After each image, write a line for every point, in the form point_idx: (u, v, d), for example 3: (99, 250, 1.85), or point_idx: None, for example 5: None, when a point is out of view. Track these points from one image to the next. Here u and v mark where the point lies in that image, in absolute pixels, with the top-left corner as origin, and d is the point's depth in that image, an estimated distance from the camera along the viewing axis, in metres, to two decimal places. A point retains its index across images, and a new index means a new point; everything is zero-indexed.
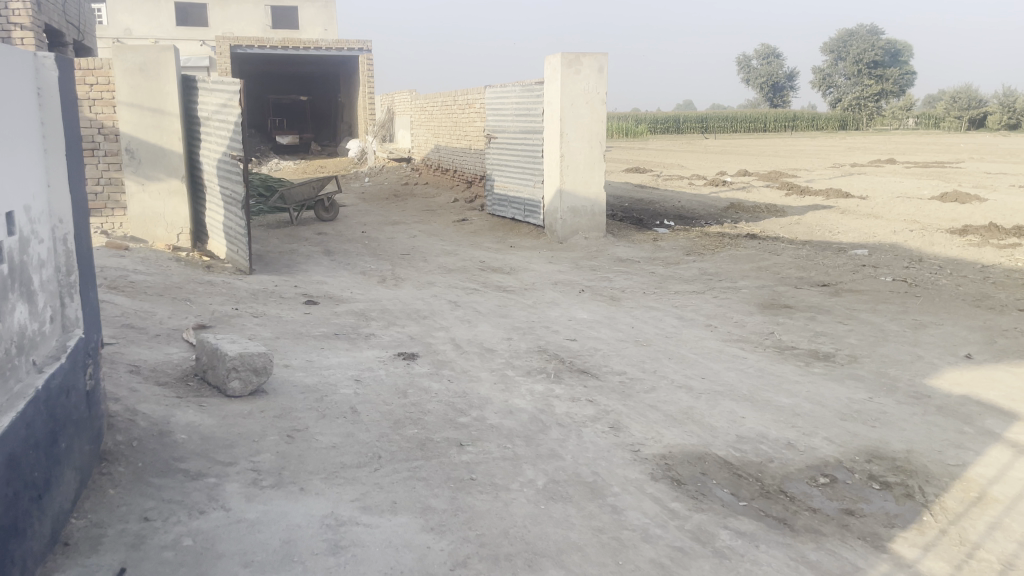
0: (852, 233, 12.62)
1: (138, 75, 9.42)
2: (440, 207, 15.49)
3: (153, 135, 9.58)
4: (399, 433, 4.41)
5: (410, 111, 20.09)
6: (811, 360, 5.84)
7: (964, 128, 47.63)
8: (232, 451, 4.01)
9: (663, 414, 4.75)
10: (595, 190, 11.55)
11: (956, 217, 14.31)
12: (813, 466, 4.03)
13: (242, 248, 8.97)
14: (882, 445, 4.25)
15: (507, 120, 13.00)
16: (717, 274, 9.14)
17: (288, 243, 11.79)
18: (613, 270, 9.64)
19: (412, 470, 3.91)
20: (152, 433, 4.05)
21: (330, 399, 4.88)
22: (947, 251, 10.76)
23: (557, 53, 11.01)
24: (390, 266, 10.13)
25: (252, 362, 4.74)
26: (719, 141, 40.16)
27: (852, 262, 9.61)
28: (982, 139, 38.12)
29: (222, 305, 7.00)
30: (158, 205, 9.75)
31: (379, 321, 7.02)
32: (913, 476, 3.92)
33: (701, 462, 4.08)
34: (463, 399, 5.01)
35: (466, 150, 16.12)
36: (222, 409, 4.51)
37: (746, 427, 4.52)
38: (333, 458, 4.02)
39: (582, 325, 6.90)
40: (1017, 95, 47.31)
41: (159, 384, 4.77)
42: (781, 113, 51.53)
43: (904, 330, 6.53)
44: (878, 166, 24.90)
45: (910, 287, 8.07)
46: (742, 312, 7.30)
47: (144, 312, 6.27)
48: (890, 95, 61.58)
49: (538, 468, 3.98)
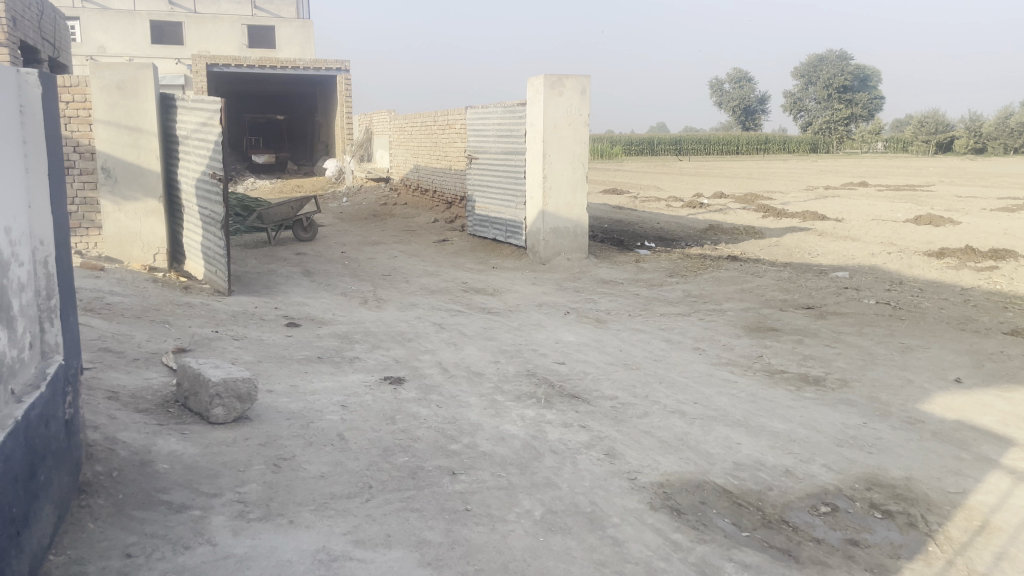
0: (832, 256, 12.71)
1: (115, 93, 9.25)
2: (420, 227, 15.40)
3: (130, 153, 9.41)
4: (390, 461, 4.29)
5: (389, 132, 20.04)
6: (803, 385, 5.80)
7: (932, 152, 48.62)
8: (216, 482, 3.86)
9: (658, 440, 4.67)
10: (578, 210, 11.52)
11: (932, 240, 14.50)
12: (813, 494, 3.97)
13: (220, 269, 8.81)
14: (881, 473, 4.21)
15: (488, 141, 12.96)
16: (701, 296, 9.12)
17: (267, 264, 11.61)
18: (597, 292, 9.60)
19: (406, 501, 3.79)
20: (133, 463, 3.89)
21: (316, 426, 4.74)
22: (926, 274, 10.87)
23: (540, 75, 11.02)
24: (372, 287, 10.01)
25: (236, 388, 4.60)
26: (694, 164, 40.63)
27: (834, 285, 9.65)
28: (950, 163, 38.94)
29: (201, 327, 6.83)
30: (135, 224, 9.57)
31: (363, 344, 6.89)
32: (915, 505, 3.88)
33: (700, 491, 4.00)
34: (453, 425, 4.89)
35: (446, 171, 16.07)
36: (205, 437, 4.36)
37: (743, 454, 4.45)
38: (322, 488, 3.89)
39: (570, 348, 6.82)
40: (983, 121, 48.40)
41: (138, 411, 4.61)
42: (753, 136, 52.24)
43: (893, 354, 6.52)
44: (852, 189, 25.26)
45: (894, 310, 8.11)
46: (730, 335, 7.27)
47: (121, 336, 6.09)
48: (860, 119, 62.82)
49: (534, 497, 3.87)
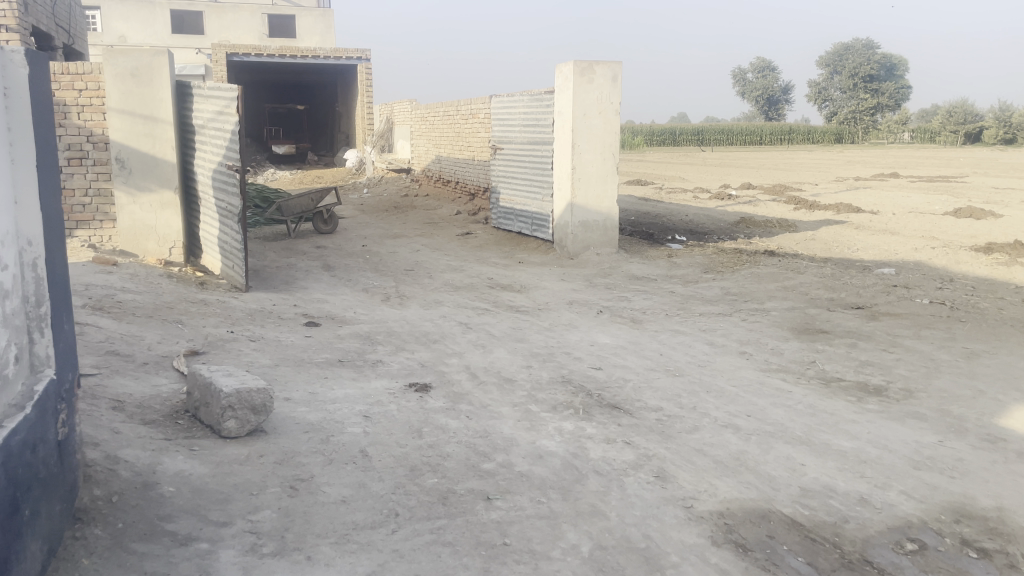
0: (872, 250, 12.16)
1: (129, 81, 8.89)
2: (443, 220, 15.00)
3: (145, 144, 9.01)
4: (418, 483, 3.88)
5: (410, 121, 19.64)
6: (864, 395, 5.34)
7: (961, 142, 47.53)
8: (227, 508, 3.47)
9: (713, 460, 4.23)
10: (607, 203, 11.06)
11: (975, 234, 13.89)
12: (895, 527, 3.52)
13: (238, 264, 8.44)
14: (967, 502, 3.75)
15: (514, 131, 12.51)
16: (741, 294, 8.64)
17: (286, 258, 11.25)
18: (630, 288, 9.15)
19: (436, 533, 3.38)
20: (135, 487, 3.50)
21: (336, 440, 4.34)
22: (975, 270, 10.31)
23: (570, 61, 10.55)
24: (393, 282, 9.62)
25: (249, 400, 4.21)
26: (716, 153, 39.99)
27: (882, 283, 9.10)
28: (981, 153, 37.95)
29: (216, 327, 6.45)
30: (150, 217, 9.17)
31: (386, 345, 6.48)
32: (1013, 542, 3.42)
33: (766, 523, 3.57)
34: (486, 440, 4.47)
35: (469, 161, 15.63)
36: (216, 454, 3.96)
37: (810, 478, 4.01)
38: (344, 516, 3.49)
39: (606, 352, 6.37)
40: (1014, 111, 47.31)
41: (144, 423, 4.22)
42: (777, 126, 51.35)
43: (957, 360, 6.03)
44: (883, 180, 24.56)
45: (951, 311, 7.59)
46: (777, 337, 6.80)
47: (131, 338, 5.72)
48: (886, 109, 61.70)
49: (581, 529, 3.46)
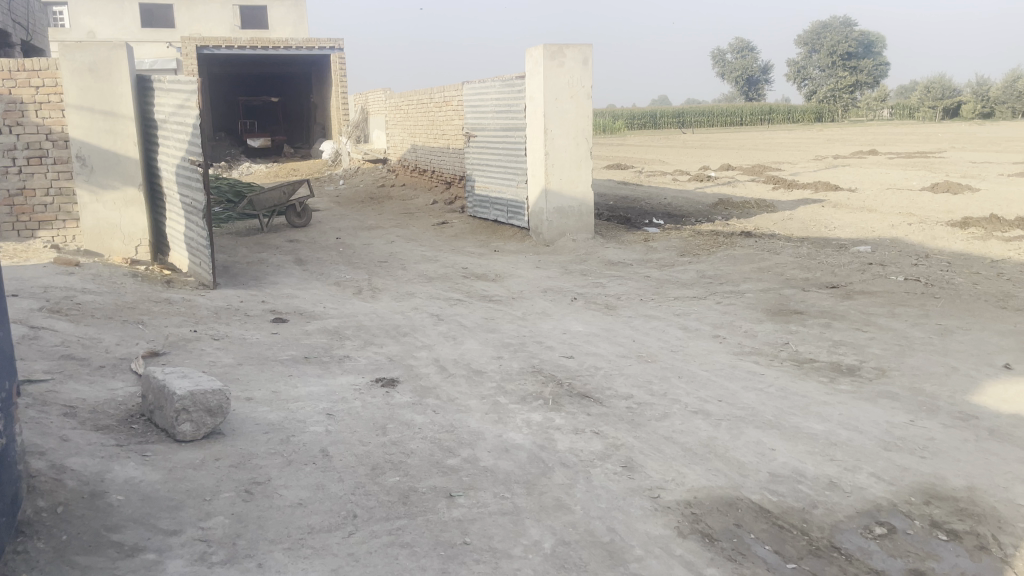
0: (849, 228, 12.12)
1: (87, 76, 8.64)
2: (419, 210, 14.84)
3: (106, 140, 8.79)
4: (379, 482, 3.77)
5: (384, 111, 19.42)
6: (836, 375, 5.28)
7: (939, 118, 47.69)
8: (177, 515, 3.35)
9: (681, 448, 4.15)
10: (582, 188, 10.95)
11: (952, 209, 13.88)
12: (864, 512, 3.45)
13: (205, 261, 8.28)
14: (937, 482, 3.69)
15: (487, 117, 12.36)
16: (716, 276, 8.56)
17: (258, 253, 11.08)
18: (605, 274, 9.06)
19: (394, 534, 3.28)
20: (81, 496, 3.36)
21: (296, 440, 4.22)
22: (951, 245, 10.29)
23: (539, 45, 10.39)
24: (366, 275, 9.48)
25: (205, 402, 4.09)
26: (696, 135, 39.92)
27: (858, 261, 9.05)
28: (958, 128, 38.09)
29: (179, 327, 6.30)
30: (114, 215, 8.97)
31: (355, 340, 6.35)
32: (983, 522, 3.36)
33: (733, 511, 3.49)
34: (451, 435, 4.37)
35: (444, 149, 15.46)
36: (170, 459, 3.84)
37: (779, 463, 3.94)
38: (299, 520, 3.38)
39: (578, 340, 6.28)
40: (990, 86, 47.49)
41: (96, 429, 4.09)
42: (756, 107, 51.33)
43: (930, 338, 5.97)
44: (862, 158, 24.57)
45: (926, 288, 7.54)
46: (751, 320, 6.73)
47: (88, 340, 5.57)
48: (864, 86, 61.88)
49: (543, 525, 3.37)
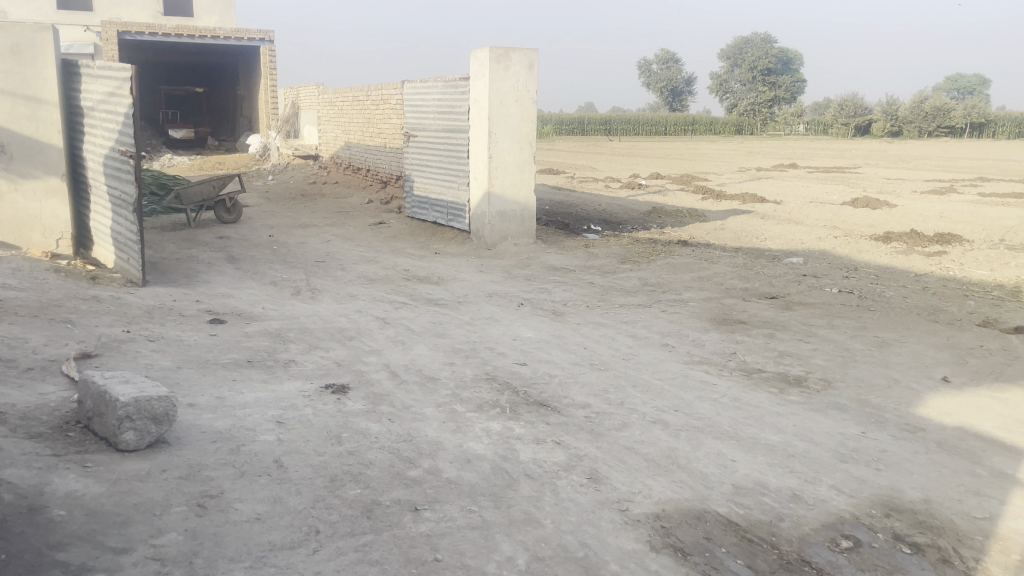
0: (779, 239, 12.45)
1: (9, 58, 8.10)
2: (353, 209, 14.56)
3: (27, 127, 8.26)
4: (339, 495, 3.63)
5: (317, 107, 19.00)
6: (786, 386, 5.37)
7: (852, 134, 49.71)
8: (126, 532, 3.14)
9: (644, 459, 4.13)
10: (524, 193, 10.93)
11: (873, 223, 14.44)
12: (829, 525, 3.49)
13: (134, 256, 7.89)
14: (896, 495, 3.77)
15: (428, 118, 12.21)
16: (658, 284, 8.65)
17: (187, 249, 10.64)
18: (548, 280, 9.04)
19: (361, 550, 3.15)
20: (18, 512, 3.11)
21: (248, 450, 4.03)
22: (877, 259, 10.68)
23: (486, 47, 10.31)
24: (304, 275, 9.22)
25: (150, 409, 3.86)
26: (623, 143, 40.51)
27: (792, 272, 9.30)
28: (869, 145, 39.80)
29: (110, 327, 5.97)
30: (33, 206, 8.44)
31: (299, 343, 6.15)
32: (943, 535, 3.44)
33: (702, 524, 3.48)
34: (410, 445, 4.25)
35: (380, 148, 15.21)
36: (113, 471, 3.60)
37: (741, 475, 3.96)
38: (259, 536, 3.21)
39: (529, 347, 6.23)
40: (899, 105, 49.79)
41: (30, 438, 3.81)
42: (680, 117, 52.47)
43: (870, 350, 6.15)
44: (783, 170, 25.36)
45: (860, 300, 7.78)
46: (697, 329, 6.80)
47: (12, 340, 5.21)
48: (783, 101, 63.98)
49: (515, 540, 3.29)
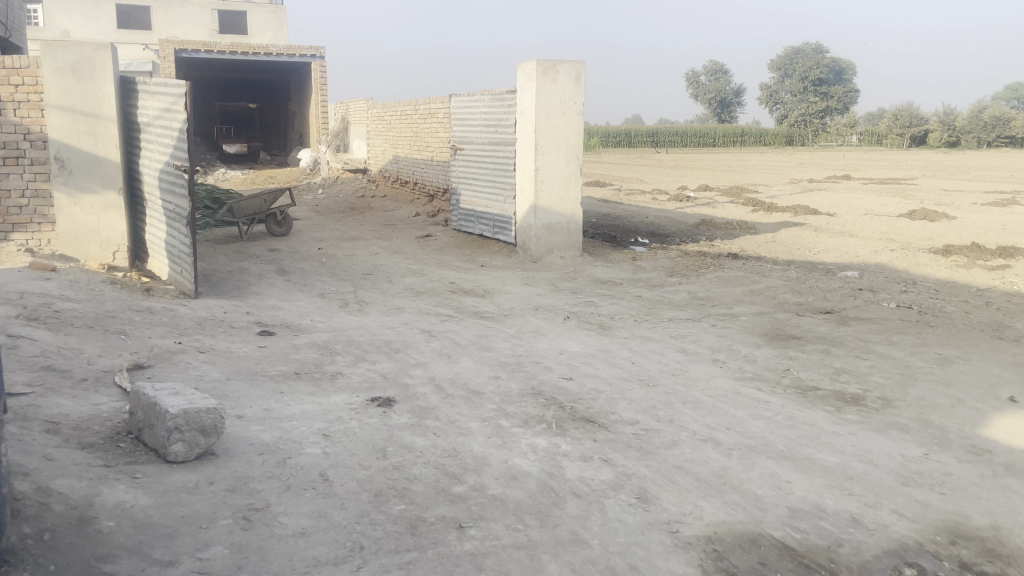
0: (833, 253, 12.16)
1: (69, 75, 8.33)
2: (401, 222, 14.64)
3: (86, 142, 8.48)
4: (384, 510, 3.59)
5: (366, 121, 19.21)
6: (842, 405, 5.19)
7: (908, 145, 48.57)
8: (173, 544, 3.14)
9: (695, 479, 4.02)
10: (571, 205, 10.86)
11: (931, 235, 14.03)
12: (891, 551, 3.34)
13: (186, 268, 8.03)
14: (962, 521, 3.60)
15: (475, 131, 12.22)
16: (708, 298, 8.50)
17: (238, 261, 10.80)
18: (595, 293, 8.95)
19: (406, 568, 3.11)
20: (69, 522, 3.13)
21: (294, 463, 4.02)
22: (936, 273, 10.35)
23: (533, 60, 10.30)
24: (352, 287, 9.28)
25: (198, 421, 3.88)
26: (671, 155, 40.21)
27: (847, 286, 9.05)
28: (924, 155, 38.92)
29: (163, 338, 6.07)
30: (91, 219, 8.64)
31: (346, 356, 6.16)
32: (1013, 565, 3.27)
33: (756, 548, 3.36)
34: (456, 460, 4.20)
35: (427, 162, 15.28)
36: (161, 482, 3.62)
37: (797, 497, 3.82)
38: (304, 551, 3.19)
39: (576, 361, 6.14)
40: (958, 115, 48.58)
41: (82, 448, 3.86)
42: (730, 129, 51.87)
43: (931, 367, 5.92)
44: (836, 182, 24.86)
45: (920, 316, 7.52)
46: (749, 344, 6.64)
47: (68, 351, 5.32)
48: (835, 112, 62.84)
49: (562, 560, 3.21)
